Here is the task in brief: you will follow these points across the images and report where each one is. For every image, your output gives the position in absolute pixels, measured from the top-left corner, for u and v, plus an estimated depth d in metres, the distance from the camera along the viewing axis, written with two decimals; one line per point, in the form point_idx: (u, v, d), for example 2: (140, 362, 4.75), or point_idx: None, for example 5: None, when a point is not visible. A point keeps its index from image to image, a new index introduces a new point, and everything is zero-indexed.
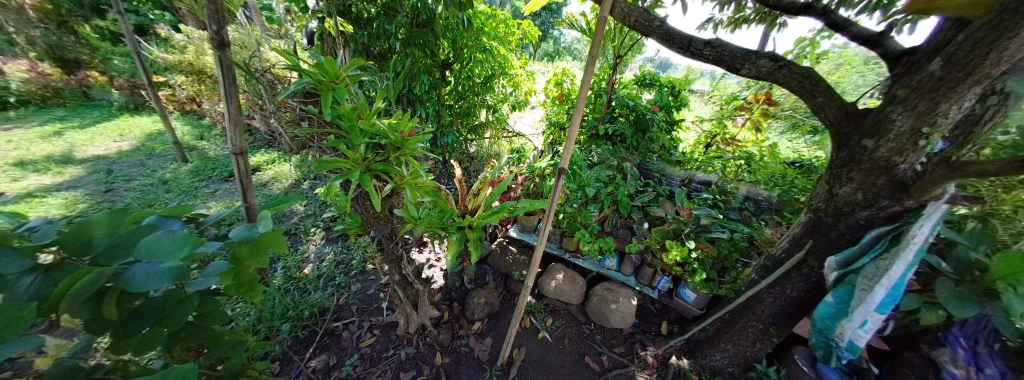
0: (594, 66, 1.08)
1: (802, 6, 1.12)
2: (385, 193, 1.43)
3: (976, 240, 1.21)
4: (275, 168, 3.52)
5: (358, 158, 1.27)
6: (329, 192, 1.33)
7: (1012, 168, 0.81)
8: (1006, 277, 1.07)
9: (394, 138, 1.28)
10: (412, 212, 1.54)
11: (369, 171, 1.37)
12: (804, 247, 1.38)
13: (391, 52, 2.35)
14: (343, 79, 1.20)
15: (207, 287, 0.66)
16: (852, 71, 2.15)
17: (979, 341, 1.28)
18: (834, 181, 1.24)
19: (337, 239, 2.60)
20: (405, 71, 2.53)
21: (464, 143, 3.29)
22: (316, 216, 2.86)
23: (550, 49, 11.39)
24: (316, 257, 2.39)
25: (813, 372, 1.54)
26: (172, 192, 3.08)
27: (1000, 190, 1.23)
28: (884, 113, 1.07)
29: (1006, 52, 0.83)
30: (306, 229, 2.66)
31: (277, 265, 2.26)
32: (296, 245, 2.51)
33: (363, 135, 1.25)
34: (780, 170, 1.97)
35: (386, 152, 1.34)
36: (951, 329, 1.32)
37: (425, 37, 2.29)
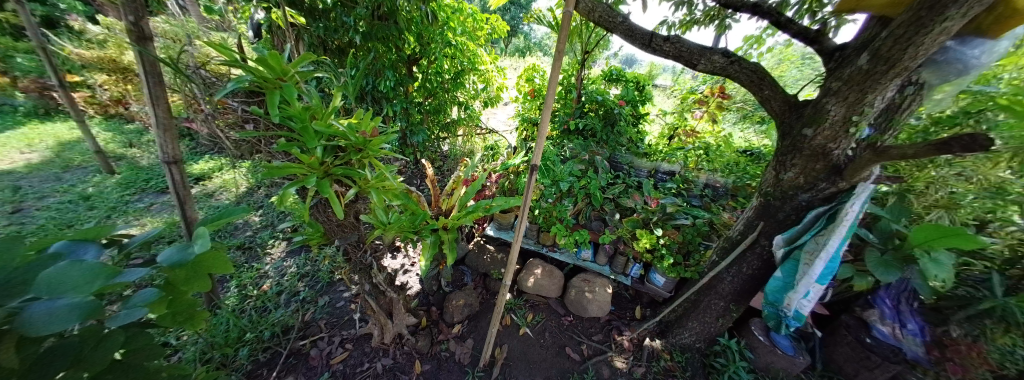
0: (560, 61, 1.10)
1: (751, 5, 1.27)
2: (349, 198, 1.35)
3: (898, 214, 1.40)
4: (223, 176, 3.17)
5: (315, 163, 1.19)
6: (282, 201, 1.23)
7: (928, 151, 0.93)
8: (923, 243, 1.25)
9: (356, 140, 1.21)
10: (381, 218, 1.51)
11: (329, 176, 1.30)
12: (757, 228, 1.52)
13: (351, 46, 2.25)
14: (292, 76, 1.12)
15: (136, 319, 0.57)
16: (791, 66, 2.39)
17: (902, 301, 1.51)
18: (780, 167, 1.39)
19: (298, 250, 2.40)
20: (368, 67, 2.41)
21: (435, 142, 3.20)
22: (273, 227, 2.61)
23: (520, 44, 11.32)
24: (276, 271, 2.20)
25: (768, 341, 1.69)
26: (96, 209, 2.65)
27: (915, 168, 1.41)
28: (821, 104, 1.20)
29: (922, 47, 0.95)
30: (262, 242, 2.42)
31: (229, 284, 2.04)
32: (252, 260, 2.27)
33: (319, 137, 1.17)
34: (735, 159, 2.13)
35: (346, 154, 1.27)
36: (878, 292, 1.53)
37: (388, 30, 2.22)
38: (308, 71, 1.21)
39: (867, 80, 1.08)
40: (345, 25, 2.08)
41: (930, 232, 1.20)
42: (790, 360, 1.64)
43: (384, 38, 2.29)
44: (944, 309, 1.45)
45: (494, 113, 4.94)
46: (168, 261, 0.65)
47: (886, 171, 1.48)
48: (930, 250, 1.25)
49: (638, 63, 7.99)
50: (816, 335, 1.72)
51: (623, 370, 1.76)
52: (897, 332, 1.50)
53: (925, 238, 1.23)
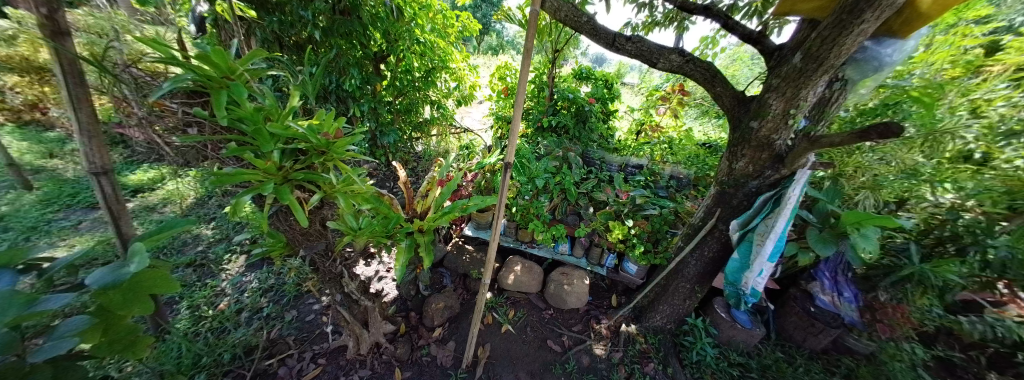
0: (529, 58, 1.12)
1: (701, 8, 1.40)
2: (313, 205, 1.28)
3: (832, 196, 1.60)
4: (168, 186, 2.83)
5: (271, 168, 1.13)
6: (236, 211, 1.14)
7: (851, 139, 1.07)
8: (854, 222, 1.42)
9: (318, 142, 1.14)
10: (350, 224, 1.45)
11: (289, 182, 1.24)
12: (715, 214, 1.66)
13: (312, 42, 2.14)
14: (241, 74, 1.04)
15: (63, 350, 0.58)
16: (742, 66, 2.62)
17: (839, 272, 1.72)
18: (732, 157, 1.53)
19: (259, 263, 2.21)
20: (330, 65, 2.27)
21: (408, 142, 3.11)
22: (229, 240, 2.37)
23: (491, 43, 11.25)
24: (235, 287, 2.01)
25: (729, 317, 1.86)
26: (8, 231, 2.23)
27: (845, 155, 1.61)
28: (764, 99, 1.34)
29: (845, 46, 1.09)
30: (216, 257, 2.20)
31: (180, 305, 1.83)
32: (205, 278, 2.06)
33: (275, 140, 1.10)
34: (695, 151, 2.30)
35: (307, 157, 1.20)
36: (820, 266, 1.73)
37: (351, 24, 2.10)
38: (259, 69, 1.12)
39: (801, 77, 1.22)
40: (302, 19, 1.95)
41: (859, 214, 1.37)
42: (748, 333, 1.81)
43: (346, 34, 2.18)
44: (872, 277, 1.66)
45: (468, 112, 4.88)
46: (97, 283, 0.67)
47: (823, 158, 1.67)
48: (859, 227, 1.43)
49: (607, 62, 8.23)
50: (770, 308, 1.92)
51: (602, 357, 1.84)
52: (835, 299, 1.72)
53: (858, 219, 1.40)
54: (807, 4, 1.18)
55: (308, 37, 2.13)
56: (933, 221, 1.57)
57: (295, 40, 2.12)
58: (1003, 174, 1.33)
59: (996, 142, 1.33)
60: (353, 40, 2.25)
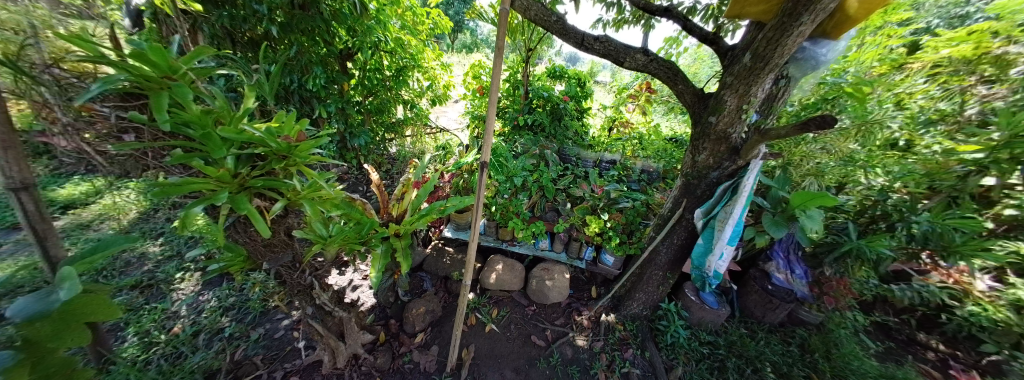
0: (502, 55, 1.17)
1: (662, 10, 1.48)
2: (276, 214, 1.21)
3: (784, 183, 1.74)
4: (103, 199, 2.51)
5: (225, 175, 1.04)
6: (186, 225, 1.06)
7: (795, 131, 1.18)
8: (801, 204, 1.58)
9: (277, 146, 1.09)
10: (319, 232, 1.38)
11: (246, 189, 1.16)
12: (682, 204, 1.76)
13: (269, 39, 2.01)
14: (185, 74, 0.94)
15: None
16: (703, 65, 2.80)
17: (789, 252, 1.90)
18: (695, 150, 1.63)
19: (217, 280, 2.01)
20: (291, 63, 2.13)
21: (381, 144, 2.99)
22: (181, 257, 2.14)
23: (463, 41, 11.12)
24: (190, 308, 1.83)
25: (699, 300, 1.98)
26: None
27: (792, 145, 1.78)
28: (721, 96, 1.44)
29: (786, 47, 1.21)
30: (166, 276, 1.98)
31: (124, 333, 1.63)
32: (153, 300, 1.85)
33: (227, 145, 1.02)
34: (663, 146, 2.43)
35: (265, 164, 1.13)
36: (775, 247, 1.90)
37: (312, 20, 1.98)
38: (205, 67, 1.02)
39: (751, 75, 1.33)
40: (256, 14, 1.82)
41: (807, 196, 1.52)
42: (716, 313, 1.93)
43: (307, 30, 2.06)
44: (818, 255, 1.88)
45: (444, 111, 4.77)
46: (21, 313, 0.65)
47: (774, 149, 1.84)
48: (806, 209, 1.59)
49: (579, 61, 8.42)
50: (733, 289, 2.08)
51: (584, 347, 1.89)
52: (789, 277, 1.90)
53: (806, 201, 1.56)
54: (755, 7, 1.28)
55: (263, 33, 1.99)
56: (867, 203, 1.80)
57: (249, 36, 1.97)
58: (923, 158, 1.63)
59: (918, 131, 1.63)
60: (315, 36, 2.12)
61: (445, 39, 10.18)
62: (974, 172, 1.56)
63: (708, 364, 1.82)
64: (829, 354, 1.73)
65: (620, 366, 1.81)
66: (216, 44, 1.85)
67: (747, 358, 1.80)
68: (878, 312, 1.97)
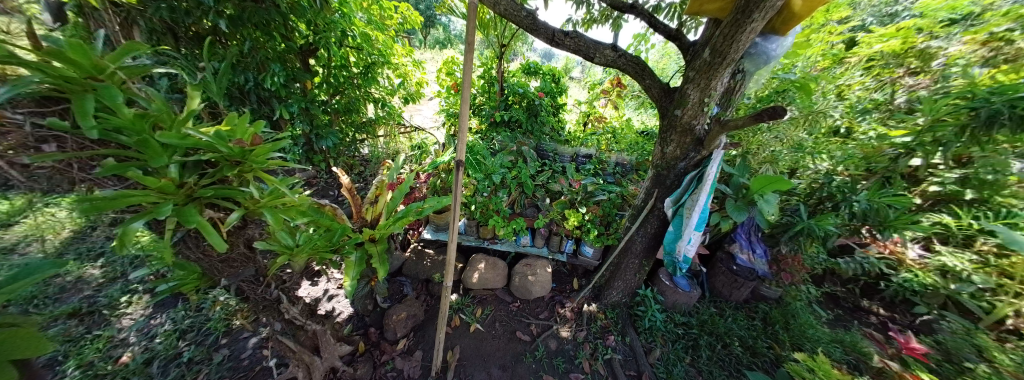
0: (473, 52, 1.16)
1: (628, 7, 1.52)
2: (231, 224, 1.13)
3: (743, 171, 1.87)
4: None
5: (168, 185, 0.96)
6: (126, 243, 0.97)
7: (750, 122, 1.27)
8: (759, 189, 1.71)
9: (229, 151, 1.01)
10: (284, 241, 1.35)
11: (195, 200, 1.08)
12: (654, 195, 1.85)
13: (218, 35, 1.87)
14: (114, 73, 0.85)
15: None
16: (670, 61, 2.94)
17: (750, 233, 2.03)
18: (663, 142, 1.72)
19: (172, 300, 1.82)
20: (243, 60, 1.97)
21: (351, 145, 2.85)
22: (126, 278, 1.90)
23: (434, 37, 10.83)
24: (141, 334, 1.64)
25: (672, 284, 2.09)
26: None
27: (750, 135, 1.92)
28: (684, 90, 1.52)
29: (740, 43, 1.29)
30: (109, 301, 1.75)
31: (59, 369, 1.43)
32: (94, 329, 1.63)
33: (169, 151, 0.95)
34: (636, 139, 2.53)
35: (215, 171, 1.06)
36: (738, 230, 2.02)
37: (266, 13, 1.84)
38: (139, 64, 0.93)
39: (711, 70, 1.41)
40: (201, 6, 1.67)
41: (765, 180, 1.64)
42: (687, 295, 2.05)
43: (262, 24, 1.91)
44: (776, 235, 2.05)
45: (419, 110, 4.63)
46: None
47: (734, 139, 1.97)
48: (762, 193, 1.72)
49: (551, 57, 8.53)
50: (703, 271, 2.21)
51: (568, 338, 1.93)
52: (751, 257, 2.02)
53: (763, 185, 1.69)
54: (711, 5, 1.35)
55: (210, 28, 1.83)
56: (815, 186, 1.99)
57: (193, 30, 1.80)
58: (861, 143, 1.87)
59: (856, 119, 1.90)
60: (272, 31, 1.97)
61: (415, 33, 9.85)
62: (902, 155, 1.79)
63: (683, 343, 1.93)
64: (787, 325, 1.90)
65: (603, 353, 1.87)
66: (154, 40, 1.69)
67: (716, 334, 1.94)
68: (829, 283, 2.19)
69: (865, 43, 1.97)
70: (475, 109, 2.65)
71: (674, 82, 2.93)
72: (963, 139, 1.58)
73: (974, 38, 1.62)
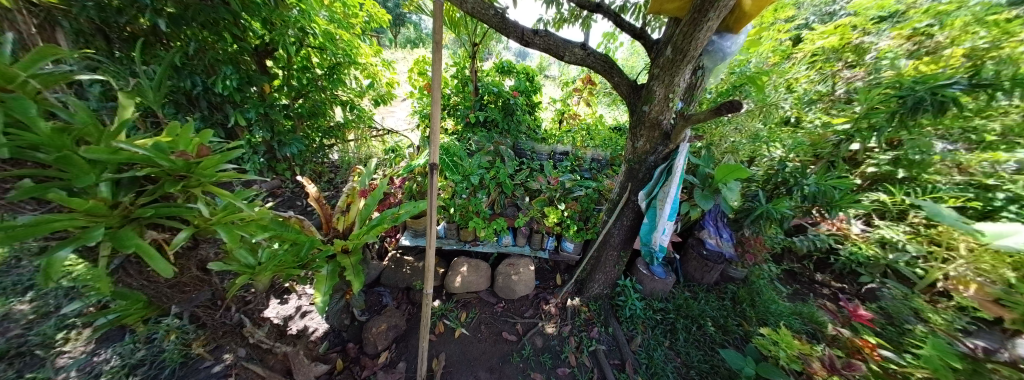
0: (441, 52, 1.13)
1: (594, 6, 1.56)
2: (179, 245, 1.06)
3: (708, 161, 1.98)
4: None
5: (98, 206, 0.89)
6: (52, 276, 0.87)
7: (711, 116, 1.35)
8: (723, 178, 1.81)
9: (171, 165, 0.97)
10: (242, 260, 1.27)
11: (133, 221, 1.01)
12: (627, 188, 1.91)
13: (158, 36, 1.71)
14: (25, 82, 0.80)
15: None
16: (638, 58, 3.06)
17: (717, 220, 2.17)
18: (633, 138, 1.79)
19: (119, 332, 1.58)
20: (189, 62, 1.82)
21: (318, 151, 2.68)
22: (61, 310, 1.59)
23: (403, 36, 10.51)
24: (82, 374, 1.39)
25: (649, 272, 2.17)
26: None
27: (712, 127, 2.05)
28: (650, 87, 1.59)
29: (699, 41, 1.36)
30: (42, 338, 1.46)
31: None
32: (24, 373, 1.38)
33: (98, 168, 0.90)
34: (609, 135, 2.61)
35: (156, 187, 1.00)
36: (706, 217, 2.15)
37: (213, 10, 1.69)
38: (57, 74, 0.88)
39: (673, 67, 1.48)
40: (137, 4, 1.54)
41: (728, 169, 1.75)
42: (663, 282, 2.13)
43: (209, 23, 1.76)
44: (738, 220, 2.21)
45: (392, 112, 4.45)
46: None
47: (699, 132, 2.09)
48: (727, 182, 1.83)
49: (520, 58, 8.61)
50: (676, 258, 2.33)
51: (554, 334, 1.95)
52: (720, 243, 2.13)
53: (726, 174, 1.80)
54: (671, 5, 1.42)
55: (149, 28, 1.67)
56: (770, 172, 2.16)
57: (128, 30, 1.63)
58: (808, 132, 2.12)
59: (803, 109, 2.18)
60: (221, 31, 1.83)
61: (385, 33, 9.51)
62: (843, 141, 1.99)
63: (662, 328, 2.02)
64: (753, 302, 2.05)
65: (588, 345, 1.91)
66: (81, 42, 1.46)
67: (691, 317, 2.05)
68: (787, 261, 2.38)
69: (810, 40, 2.26)
70: (450, 109, 2.60)
71: (642, 79, 3.05)
72: (892, 123, 1.79)
73: (899, 34, 1.91)
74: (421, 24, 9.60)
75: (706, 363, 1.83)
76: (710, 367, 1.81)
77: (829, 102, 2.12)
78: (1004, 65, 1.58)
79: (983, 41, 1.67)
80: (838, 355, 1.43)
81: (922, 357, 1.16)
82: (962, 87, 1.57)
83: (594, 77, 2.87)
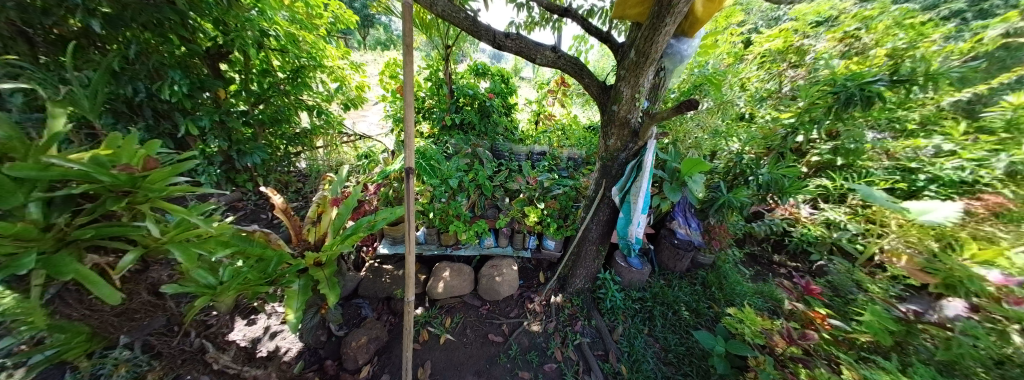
0: (413, 55, 1.11)
1: (562, 10, 1.60)
2: (125, 268, 0.97)
3: (675, 156, 2.10)
4: None
5: (28, 229, 0.81)
6: None
7: (674, 113, 1.43)
8: (689, 171, 1.93)
9: (112, 180, 0.88)
10: (201, 281, 1.17)
11: (71, 245, 0.92)
12: (602, 184, 1.98)
13: (92, 38, 1.50)
14: None
15: None
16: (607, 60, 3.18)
17: (686, 211, 2.30)
18: (605, 136, 1.86)
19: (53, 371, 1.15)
20: (127, 66, 1.63)
21: (283, 160, 2.52)
22: None
23: (369, 38, 10.15)
24: None
25: (626, 264, 2.25)
26: None
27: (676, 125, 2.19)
28: (618, 88, 1.65)
29: (659, 44, 1.44)
30: None
31: None
32: None
33: (27, 187, 0.82)
34: (584, 134, 2.69)
35: (95, 205, 0.91)
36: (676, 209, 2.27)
37: (156, 10, 1.54)
38: None
39: (638, 69, 1.54)
40: (65, 3, 1.35)
41: (693, 163, 1.86)
42: (639, 273, 2.22)
43: (152, 24, 1.60)
44: (704, 210, 2.36)
45: (364, 116, 4.27)
46: None
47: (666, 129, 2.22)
48: (692, 175, 1.95)
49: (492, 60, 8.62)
50: (651, 249, 2.44)
51: (539, 331, 1.98)
52: (689, 232, 2.26)
53: (691, 168, 1.93)
54: (633, 10, 1.50)
55: (79, 29, 1.46)
56: (730, 164, 2.34)
57: (54, 32, 1.41)
58: (761, 126, 2.32)
59: (755, 106, 2.42)
60: (166, 32, 1.67)
61: (350, 34, 9.12)
62: (790, 133, 2.18)
63: (641, 316, 2.11)
64: (721, 285, 2.21)
65: (573, 339, 1.96)
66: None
67: (666, 303, 2.16)
68: (749, 245, 2.59)
69: (758, 43, 2.53)
70: (425, 112, 2.56)
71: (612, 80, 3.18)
72: (829, 116, 2.00)
73: (833, 37, 2.20)
74: (389, 25, 9.29)
75: (682, 345, 1.94)
76: (685, 349, 1.93)
77: (777, 99, 2.34)
78: (918, 63, 1.81)
79: (902, 41, 1.95)
80: (795, 327, 1.57)
81: (865, 323, 1.32)
82: (885, 83, 1.79)
83: (567, 79, 2.94)
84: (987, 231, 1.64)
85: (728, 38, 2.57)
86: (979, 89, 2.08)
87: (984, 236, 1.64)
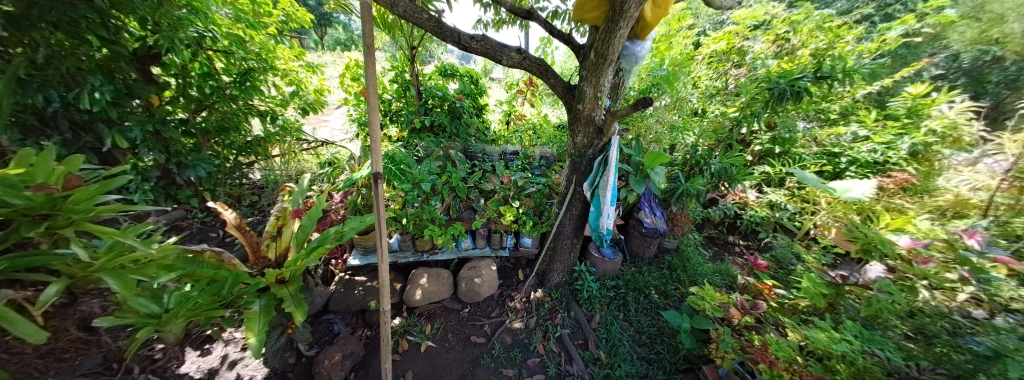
0: (375, 58, 1.07)
1: (524, 13, 1.62)
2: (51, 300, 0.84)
3: (638, 151, 2.23)
4: None
5: None
6: None
7: (632, 110, 1.51)
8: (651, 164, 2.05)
9: (26, 203, 0.79)
10: (139, 310, 1.03)
11: None
12: (573, 181, 2.03)
13: None
14: None
15: None
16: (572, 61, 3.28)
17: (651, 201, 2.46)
18: (572, 134, 1.92)
19: None
20: (36, 72, 1.39)
21: (233, 172, 2.30)
22: None
23: (327, 38, 9.56)
24: None
25: (600, 255, 2.35)
26: None
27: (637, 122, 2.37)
28: (581, 87, 1.71)
29: (616, 45, 1.51)
30: None
31: None
32: None
33: None
34: (554, 132, 2.74)
35: (6, 233, 0.80)
36: (642, 200, 2.41)
37: (70, 8, 1.34)
38: None
39: (598, 69, 1.61)
40: None
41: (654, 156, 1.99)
42: (612, 262, 2.32)
43: (65, 23, 1.37)
44: (666, 199, 2.53)
45: (324, 121, 4.02)
46: None
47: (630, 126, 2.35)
48: (655, 167, 2.08)
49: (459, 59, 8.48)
50: (622, 239, 2.58)
51: (521, 328, 2.01)
52: (655, 221, 2.41)
53: (653, 160, 2.06)
54: (590, 13, 1.56)
55: None
56: (686, 157, 2.52)
57: None
58: (711, 120, 2.54)
59: (706, 102, 2.65)
60: (83, 32, 1.44)
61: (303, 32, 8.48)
62: (735, 126, 2.42)
63: (615, 303, 2.21)
64: (684, 268, 2.40)
65: (554, 331, 2.01)
66: None
67: (638, 289, 2.29)
68: (707, 229, 2.83)
69: (707, 44, 2.75)
70: (392, 115, 2.47)
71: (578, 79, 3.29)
72: (767, 109, 2.23)
73: (768, 39, 2.46)
74: (349, 23, 8.79)
75: (654, 326, 2.08)
76: (657, 329, 2.06)
77: (723, 95, 2.57)
78: (836, 61, 2.08)
79: (822, 43, 2.28)
80: (748, 299, 1.76)
81: (803, 290, 1.50)
82: (808, 79, 2.04)
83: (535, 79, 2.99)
84: (897, 204, 1.92)
85: (680, 39, 2.78)
86: (883, 84, 2.52)
87: (895, 207, 1.92)
